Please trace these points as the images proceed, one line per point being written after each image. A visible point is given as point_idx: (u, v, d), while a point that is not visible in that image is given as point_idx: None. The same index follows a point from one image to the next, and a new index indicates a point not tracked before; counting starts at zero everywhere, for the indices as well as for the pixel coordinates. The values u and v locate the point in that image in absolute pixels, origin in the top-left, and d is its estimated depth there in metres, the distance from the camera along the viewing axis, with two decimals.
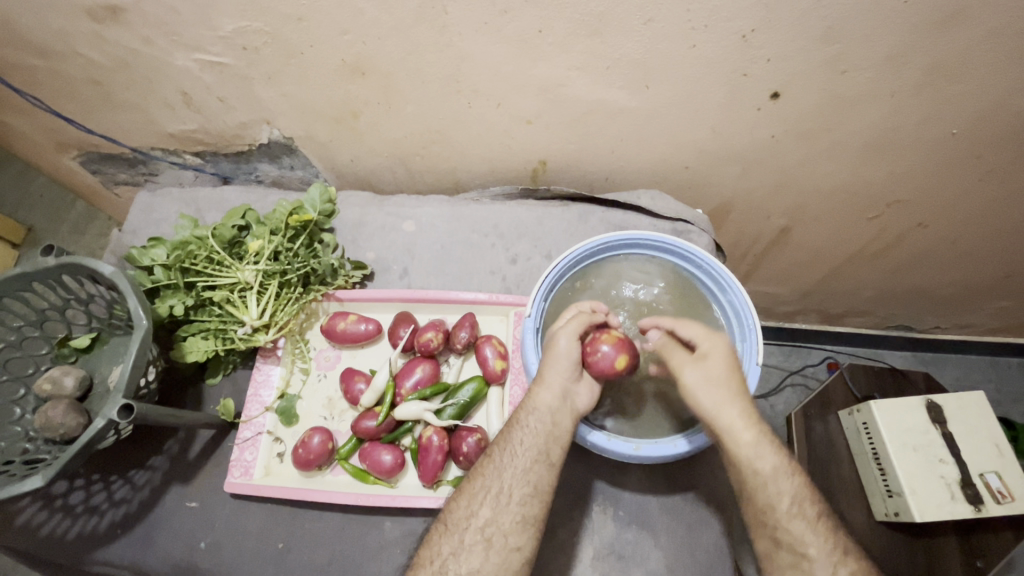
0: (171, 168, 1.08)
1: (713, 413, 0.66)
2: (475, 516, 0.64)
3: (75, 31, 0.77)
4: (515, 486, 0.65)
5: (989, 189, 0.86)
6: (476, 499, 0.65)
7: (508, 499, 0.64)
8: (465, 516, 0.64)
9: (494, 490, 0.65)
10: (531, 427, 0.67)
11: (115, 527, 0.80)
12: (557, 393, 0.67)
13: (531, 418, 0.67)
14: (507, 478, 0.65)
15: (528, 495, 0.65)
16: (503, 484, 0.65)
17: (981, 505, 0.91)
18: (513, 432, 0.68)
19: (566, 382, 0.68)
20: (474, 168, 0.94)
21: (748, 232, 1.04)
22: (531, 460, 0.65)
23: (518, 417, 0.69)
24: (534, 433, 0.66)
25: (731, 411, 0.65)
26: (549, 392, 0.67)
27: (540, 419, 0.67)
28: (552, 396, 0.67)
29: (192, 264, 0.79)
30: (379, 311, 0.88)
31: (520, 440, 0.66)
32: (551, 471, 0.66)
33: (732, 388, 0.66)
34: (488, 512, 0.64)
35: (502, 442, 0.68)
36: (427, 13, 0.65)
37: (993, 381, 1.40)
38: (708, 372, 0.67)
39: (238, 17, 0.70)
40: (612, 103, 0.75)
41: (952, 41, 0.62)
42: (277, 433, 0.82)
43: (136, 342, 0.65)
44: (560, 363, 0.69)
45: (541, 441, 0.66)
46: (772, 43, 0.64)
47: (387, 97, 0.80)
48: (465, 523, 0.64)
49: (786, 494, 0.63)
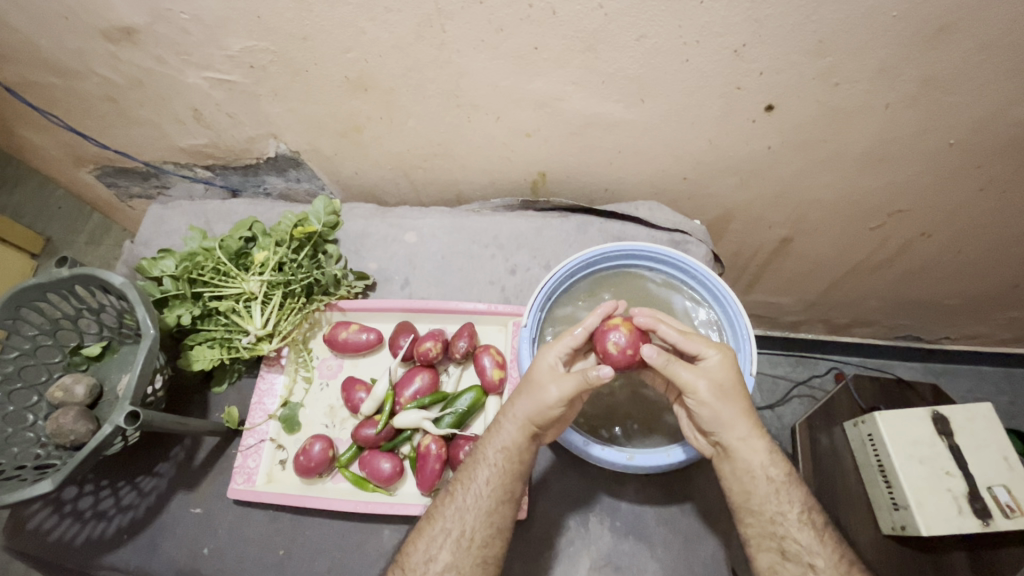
0: (182, 181, 1.11)
1: (716, 417, 0.64)
2: (433, 561, 0.64)
3: (92, 52, 0.81)
4: (476, 530, 0.65)
5: (990, 199, 0.85)
6: (435, 543, 0.65)
7: (469, 543, 0.64)
8: (422, 561, 0.64)
9: (454, 534, 0.65)
10: (493, 464, 0.66)
11: (122, 531, 0.82)
12: (523, 432, 0.66)
13: (498, 454, 0.66)
14: (468, 521, 0.65)
15: (488, 537, 0.65)
16: (464, 528, 0.65)
17: (991, 520, 0.90)
18: (474, 469, 0.67)
19: (535, 425, 0.66)
20: (475, 180, 0.95)
21: (749, 243, 1.04)
22: (496, 500, 0.66)
23: (480, 450, 0.68)
24: (496, 469, 0.66)
25: (741, 427, 0.65)
26: (510, 423, 0.67)
27: (506, 457, 0.66)
28: (521, 433, 0.66)
29: (200, 274, 0.81)
30: (381, 321, 0.90)
31: (486, 480, 0.66)
32: (508, 507, 0.67)
33: (729, 392, 0.64)
34: (447, 557, 0.64)
35: (464, 481, 0.67)
36: (426, 32, 0.67)
37: (1005, 393, 1.38)
38: (711, 381, 0.64)
39: (246, 37, 0.73)
40: (609, 116, 0.76)
41: (943, 55, 0.62)
42: (280, 441, 0.83)
43: (144, 351, 0.68)
44: (532, 400, 0.65)
45: (506, 480, 0.66)
46: (765, 57, 0.65)
47: (389, 111, 0.82)
48: (422, 567, 0.64)
49: (799, 503, 0.65)
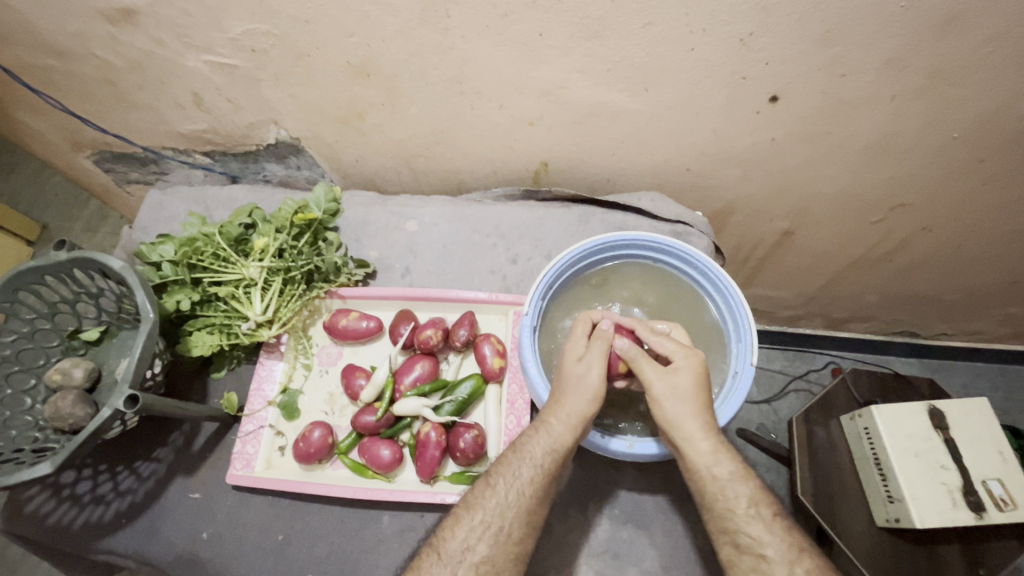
0: (182, 167, 1.10)
1: (673, 422, 0.65)
2: (472, 551, 0.63)
3: (91, 33, 0.80)
4: (514, 526, 0.64)
5: (991, 194, 0.85)
6: (474, 534, 0.64)
7: (507, 538, 0.64)
8: (460, 549, 0.63)
9: (493, 528, 0.64)
10: (539, 464, 0.66)
11: (120, 516, 0.82)
12: (575, 433, 0.65)
13: (547, 456, 0.65)
14: (510, 517, 0.64)
15: (524, 533, 0.65)
16: (503, 523, 0.64)
17: (984, 513, 0.91)
18: (519, 466, 0.66)
19: (583, 421, 0.66)
20: (477, 169, 0.95)
21: (750, 235, 1.04)
22: (536, 500, 0.66)
23: (527, 447, 0.67)
24: (540, 469, 0.66)
25: (693, 424, 0.64)
26: (560, 424, 0.65)
27: (554, 459, 0.65)
28: (571, 435, 0.65)
29: (199, 260, 0.81)
30: (381, 309, 0.89)
31: (530, 479, 0.65)
32: (544, 507, 0.67)
33: (697, 404, 0.65)
34: (486, 550, 0.63)
35: (507, 476, 0.66)
36: (430, 16, 0.66)
37: (1000, 389, 1.39)
38: (675, 384, 0.65)
39: (247, 20, 0.72)
40: (612, 104, 0.76)
41: (950, 46, 0.62)
42: (279, 428, 0.83)
43: (143, 335, 0.67)
44: (580, 396, 0.66)
45: (543, 481, 0.66)
46: (770, 46, 0.64)
47: (392, 97, 0.81)
48: (459, 556, 0.63)
49: None
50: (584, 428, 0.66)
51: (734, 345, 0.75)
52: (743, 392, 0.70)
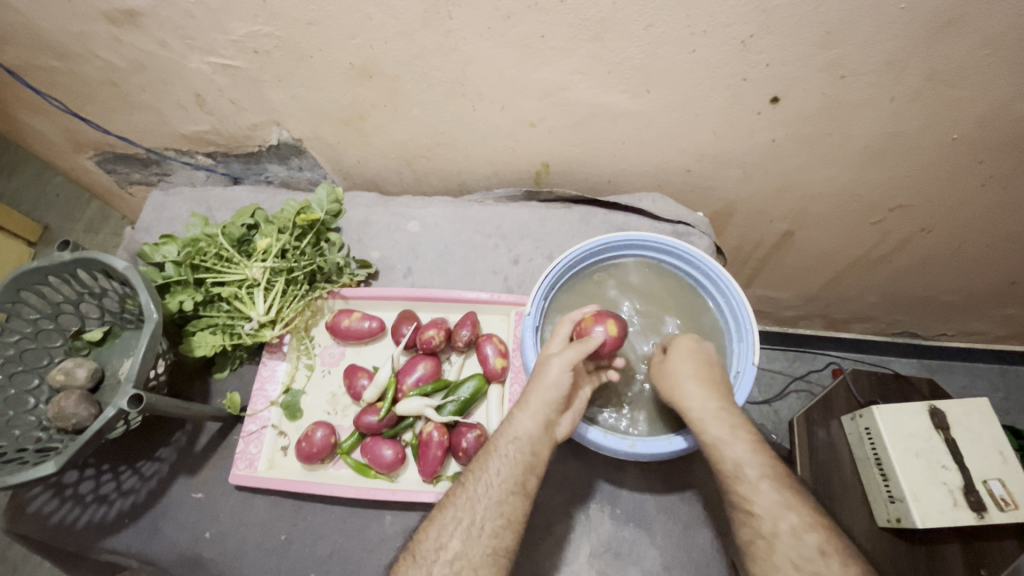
0: (184, 168, 1.11)
1: (678, 393, 0.68)
2: (445, 548, 0.63)
3: (94, 35, 0.80)
4: (487, 519, 0.64)
5: (990, 195, 0.86)
6: (446, 530, 0.64)
7: (480, 531, 0.63)
8: (434, 548, 0.63)
9: (465, 523, 0.64)
10: (506, 455, 0.66)
11: (123, 516, 0.82)
12: (537, 422, 0.66)
13: (510, 447, 0.66)
14: (479, 509, 0.64)
15: (500, 526, 0.64)
16: (475, 516, 0.64)
17: (985, 513, 0.91)
18: (490, 459, 0.67)
19: (548, 413, 0.66)
20: (479, 170, 0.95)
21: (750, 236, 1.04)
22: (508, 491, 0.65)
23: (495, 443, 0.68)
24: (509, 461, 0.66)
25: (696, 393, 0.67)
26: (523, 416, 0.67)
27: (518, 448, 0.66)
28: (532, 422, 0.66)
29: (202, 260, 0.81)
30: (384, 310, 0.90)
31: (497, 471, 0.66)
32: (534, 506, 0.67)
33: (698, 379, 0.68)
34: (459, 545, 0.63)
35: (477, 471, 0.67)
36: (432, 19, 0.67)
37: (999, 390, 1.39)
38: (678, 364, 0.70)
39: (250, 22, 0.72)
40: (613, 106, 0.76)
41: (947, 49, 0.63)
42: (281, 428, 0.83)
43: (147, 335, 0.67)
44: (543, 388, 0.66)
45: (516, 472, 0.65)
46: (770, 48, 0.65)
47: (393, 98, 0.81)
48: (434, 555, 0.63)
49: (773, 474, 0.64)
50: (549, 418, 0.67)
51: (736, 344, 0.76)
52: (744, 394, 0.71)
